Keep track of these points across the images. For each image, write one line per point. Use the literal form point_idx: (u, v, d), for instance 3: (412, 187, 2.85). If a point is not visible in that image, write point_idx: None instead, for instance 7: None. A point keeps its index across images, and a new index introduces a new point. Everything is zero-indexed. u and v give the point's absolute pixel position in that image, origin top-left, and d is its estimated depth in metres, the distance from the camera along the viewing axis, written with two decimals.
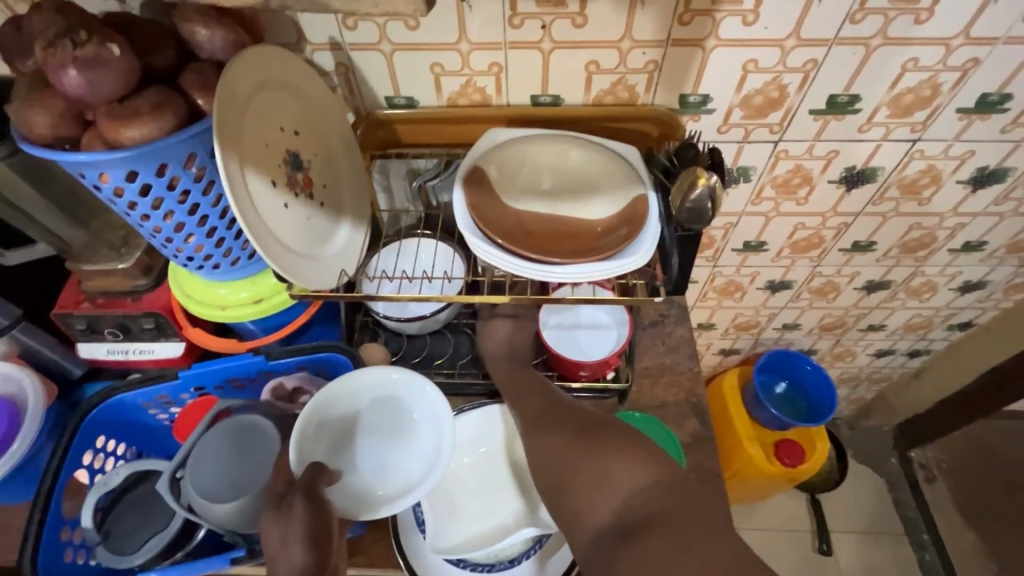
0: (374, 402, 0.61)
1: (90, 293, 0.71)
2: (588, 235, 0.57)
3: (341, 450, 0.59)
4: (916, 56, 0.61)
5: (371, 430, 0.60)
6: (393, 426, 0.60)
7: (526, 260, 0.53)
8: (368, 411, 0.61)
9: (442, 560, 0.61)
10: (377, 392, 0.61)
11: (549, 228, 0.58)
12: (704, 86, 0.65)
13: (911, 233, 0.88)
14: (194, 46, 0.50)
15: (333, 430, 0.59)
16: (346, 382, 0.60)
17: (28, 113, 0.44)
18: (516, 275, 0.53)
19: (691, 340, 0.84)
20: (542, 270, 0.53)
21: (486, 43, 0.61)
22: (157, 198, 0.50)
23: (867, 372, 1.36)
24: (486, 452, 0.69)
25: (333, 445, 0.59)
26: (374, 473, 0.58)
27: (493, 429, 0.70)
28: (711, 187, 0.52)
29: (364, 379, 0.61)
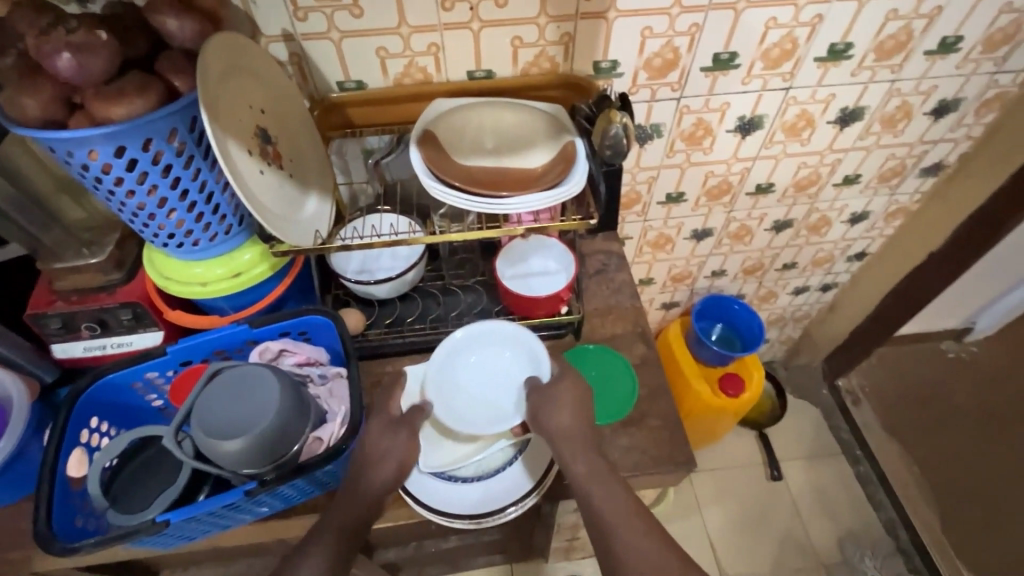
0: (483, 353, 0.74)
1: (63, 292, 0.74)
2: (531, 178, 0.67)
3: (447, 383, 0.72)
4: (774, 16, 0.76)
5: (475, 372, 0.73)
6: (490, 372, 0.73)
7: (482, 200, 0.63)
8: (476, 355, 0.74)
9: (438, 477, 0.70)
10: (485, 343, 0.74)
11: (496, 175, 0.67)
12: (612, 53, 0.77)
13: (800, 173, 1.04)
14: (164, 36, 0.56)
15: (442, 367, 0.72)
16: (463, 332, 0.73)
17: (19, 100, 0.49)
18: (474, 212, 0.63)
19: (632, 281, 0.96)
20: (496, 206, 0.63)
21: (423, 27, 0.70)
22: (142, 172, 0.56)
23: (790, 311, 1.53)
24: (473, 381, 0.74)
25: (449, 375, 0.72)
26: (467, 404, 0.71)
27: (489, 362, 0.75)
28: (623, 125, 0.64)
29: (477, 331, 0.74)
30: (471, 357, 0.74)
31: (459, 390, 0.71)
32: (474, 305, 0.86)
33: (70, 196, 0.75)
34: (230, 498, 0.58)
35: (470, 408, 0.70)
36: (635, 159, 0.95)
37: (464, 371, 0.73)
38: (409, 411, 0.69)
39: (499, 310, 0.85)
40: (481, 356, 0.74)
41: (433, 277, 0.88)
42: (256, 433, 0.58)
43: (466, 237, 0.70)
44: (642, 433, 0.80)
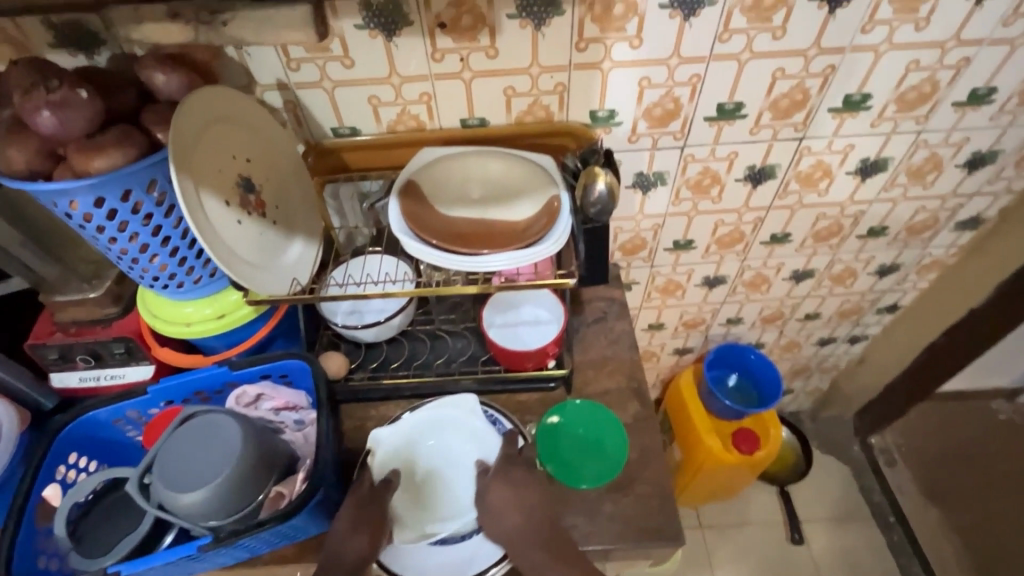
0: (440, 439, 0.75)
1: (62, 324, 0.76)
2: (512, 232, 0.65)
3: (408, 476, 0.72)
4: (781, 66, 0.72)
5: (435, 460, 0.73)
6: (451, 455, 0.73)
7: (458, 256, 0.62)
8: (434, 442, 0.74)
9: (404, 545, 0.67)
10: (440, 425, 0.75)
11: (477, 229, 0.66)
12: (608, 103, 0.75)
13: (820, 223, 0.98)
14: (153, 89, 0.58)
15: (398, 462, 0.73)
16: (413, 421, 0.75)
17: (5, 151, 0.51)
18: (448, 268, 0.61)
19: (631, 332, 0.92)
20: (472, 264, 0.61)
21: (414, 77, 0.70)
22: (123, 221, 0.57)
23: (816, 362, 1.44)
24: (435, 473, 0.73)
25: (409, 458, 0.73)
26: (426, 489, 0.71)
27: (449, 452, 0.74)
28: (608, 183, 0.62)
29: (431, 417, 0.75)
30: (428, 445, 0.74)
31: (421, 483, 0.71)
32: (462, 352, 0.84)
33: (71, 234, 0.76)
34: (183, 553, 0.58)
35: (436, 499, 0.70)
36: (638, 206, 0.92)
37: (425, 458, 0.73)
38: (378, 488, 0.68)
39: (486, 359, 0.83)
40: (438, 442, 0.74)
41: (423, 321, 0.87)
42: (211, 487, 0.57)
43: (449, 291, 0.69)
44: (628, 500, 0.75)
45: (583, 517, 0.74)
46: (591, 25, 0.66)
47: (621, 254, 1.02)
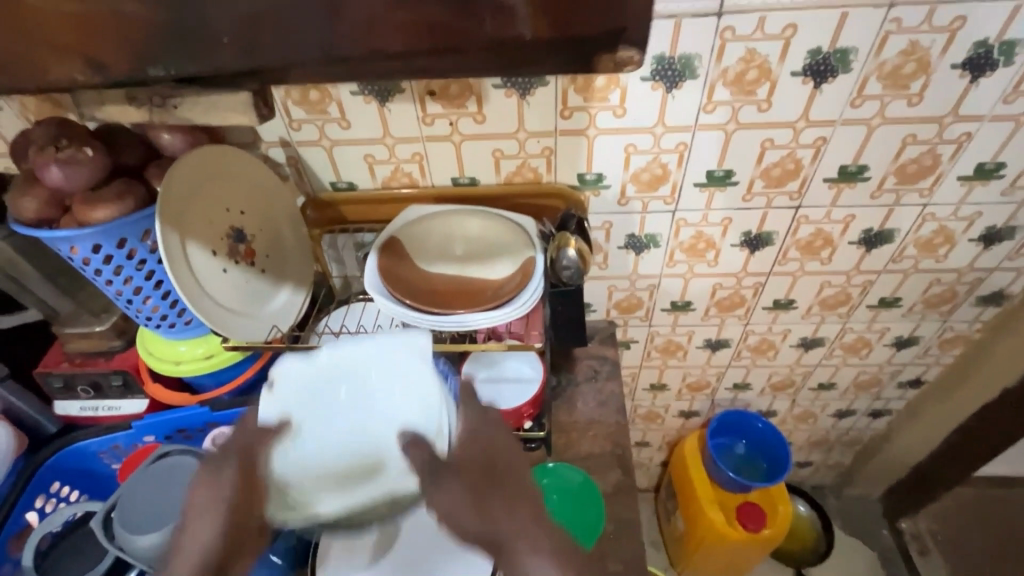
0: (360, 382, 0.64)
1: (70, 354, 0.81)
2: (486, 292, 0.66)
3: (321, 422, 0.62)
4: (770, 137, 0.72)
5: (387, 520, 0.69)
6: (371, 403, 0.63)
7: (429, 314, 0.63)
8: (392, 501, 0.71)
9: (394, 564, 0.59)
10: (363, 365, 0.65)
11: (453, 287, 0.67)
12: (596, 167, 0.76)
13: (825, 291, 0.95)
14: (159, 147, 0.63)
15: (309, 410, 0.63)
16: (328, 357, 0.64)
17: (21, 202, 0.57)
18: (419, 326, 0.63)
19: (620, 395, 0.89)
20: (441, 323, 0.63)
21: (407, 138, 0.73)
22: (118, 266, 0.61)
23: (836, 435, 1.35)
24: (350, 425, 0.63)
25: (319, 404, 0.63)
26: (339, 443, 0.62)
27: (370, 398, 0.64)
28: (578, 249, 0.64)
29: (354, 352, 0.65)
30: (343, 391, 0.64)
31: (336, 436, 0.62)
32: None
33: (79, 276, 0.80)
34: None
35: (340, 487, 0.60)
36: (632, 266, 0.91)
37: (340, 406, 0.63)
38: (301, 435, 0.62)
39: None
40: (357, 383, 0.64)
41: None
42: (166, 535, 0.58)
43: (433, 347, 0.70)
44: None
45: None
46: (574, 94, 0.68)
47: (617, 312, 1.00)
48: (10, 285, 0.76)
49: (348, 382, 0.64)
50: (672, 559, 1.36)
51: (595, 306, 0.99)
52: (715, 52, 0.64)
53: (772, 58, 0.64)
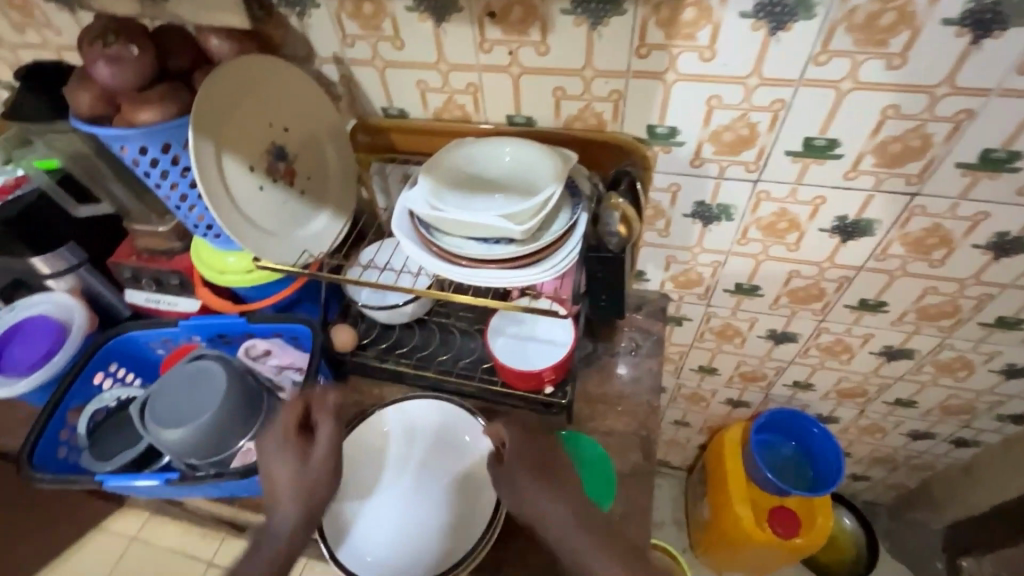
0: (516, 166, 0.62)
1: (138, 250, 0.87)
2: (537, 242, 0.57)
3: (470, 179, 0.62)
4: (895, 103, 0.58)
5: (399, 462, 0.73)
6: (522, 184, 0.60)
7: (464, 266, 0.57)
8: (405, 443, 0.74)
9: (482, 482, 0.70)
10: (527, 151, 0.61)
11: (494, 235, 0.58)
12: (670, 119, 0.66)
13: (927, 299, 0.80)
14: (209, 53, 0.62)
15: (472, 156, 0.62)
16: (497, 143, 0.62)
17: (77, 95, 0.58)
18: (458, 281, 0.57)
19: (658, 373, 0.84)
20: (480, 277, 0.57)
21: (462, 65, 0.67)
22: (164, 170, 0.62)
23: (904, 456, 1.21)
24: (508, 172, 0.62)
25: (484, 161, 0.62)
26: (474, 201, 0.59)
27: (531, 169, 0.61)
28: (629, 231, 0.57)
29: (525, 153, 0.61)
30: (504, 164, 0.62)
31: (479, 186, 0.61)
32: (469, 353, 0.82)
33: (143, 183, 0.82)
34: (155, 480, 0.64)
35: (458, 215, 0.54)
36: (696, 239, 0.81)
37: (495, 176, 0.62)
38: (440, 177, 0.61)
39: (488, 367, 0.80)
40: (516, 165, 0.61)
41: (441, 314, 0.85)
42: (189, 430, 0.62)
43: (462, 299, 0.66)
44: None
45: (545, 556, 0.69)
46: (655, 29, 0.58)
47: (672, 286, 0.92)
48: (88, 179, 0.80)
49: (507, 169, 0.62)
50: (691, 540, 1.32)
51: (649, 275, 0.90)
52: None
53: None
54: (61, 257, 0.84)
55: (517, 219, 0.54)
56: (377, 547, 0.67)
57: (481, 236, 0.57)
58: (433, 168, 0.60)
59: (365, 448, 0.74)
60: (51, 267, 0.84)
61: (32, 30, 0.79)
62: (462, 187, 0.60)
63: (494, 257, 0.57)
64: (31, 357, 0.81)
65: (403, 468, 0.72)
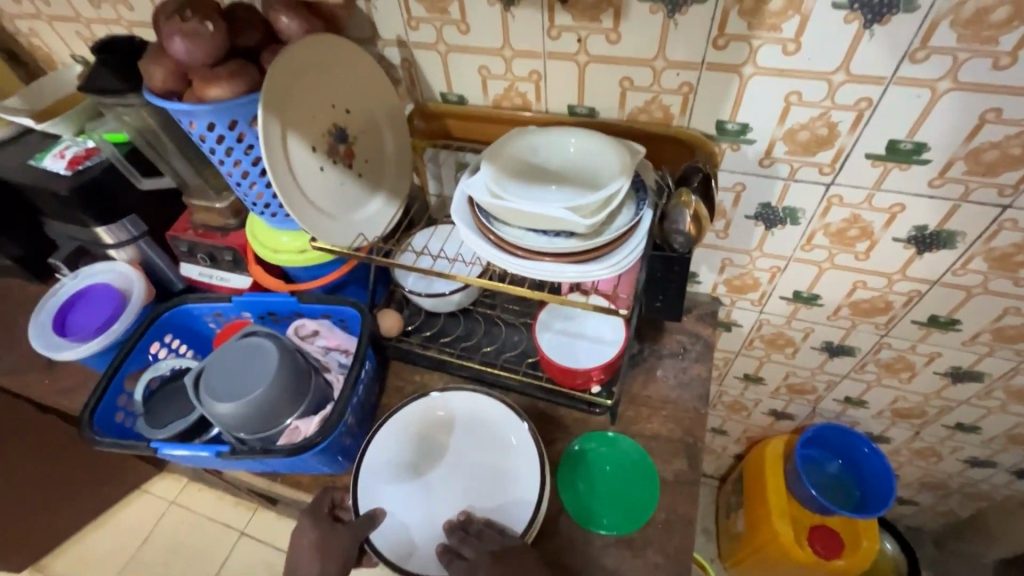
0: (580, 159, 0.60)
1: (195, 224, 0.89)
2: (597, 237, 0.55)
3: (531, 169, 0.60)
4: (998, 107, 0.54)
5: (436, 447, 0.73)
6: (584, 177, 0.59)
7: (521, 256, 0.56)
8: (441, 432, 0.74)
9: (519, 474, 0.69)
10: (591, 144, 0.60)
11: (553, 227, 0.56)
12: (742, 115, 0.63)
13: (1007, 320, 0.75)
14: (278, 31, 0.62)
15: (534, 146, 0.61)
16: (561, 133, 0.61)
17: (151, 69, 0.59)
18: (513, 272, 0.55)
19: (706, 380, 0.81)
20: (537, 269, 0.55)
21: (527, 52, 0.65)
22: (229, 146, 0.63)
23: (958, 483, 1.14)
24: (570, 163, 0.60)
25: (546, 150, 0.61)
26: (534, 192, 0.57)
27: (596, 161, 0.59)
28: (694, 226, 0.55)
29: (589, 145, 0.60)
30: (568, 155, 0.60)
31: (539, 176, 0.60)
32: (514, 346, 0.81)
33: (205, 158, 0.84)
34: (204, 452, 0.64)
35: (522, 205, 0.52)
36: (757, 242, 0.78)
37: (557, 167, 0.60)
38: (502, 164, 0.59)
39: (532, 362, 0.79)
40: (580, 157, 0.60)
41: (486, 306, 0.85)
42: (243, 404, 0.63)
43: (512, 291, 0.64)
44: (636, 564, 0.67)
45: (582, 558, 0.67)
46: (737, 19, 0.55)
47: (725, 290, 0.88)
48: (153, 154, 0.82)
49: (569, 161, 0.60)
50: (721, 551, 1.29)
51: (701, 278, 0.88)
52: None
53: None
54: (123, 228, 0.87)
55: (583, 212, 0.52)
56: (406, 531, 0.67)
57: (542, 227, 0.56)
58: (496, 155, 0.59)
59: (404, 428, 0.74)
60: (115, 237, 0.87)
61: (108, 5, 0.81)
62: (523, 176, 0.59)
63: (553, 250, 0.55)
64: (93, 323, 0.84)
65: (439, 457, 0.72)
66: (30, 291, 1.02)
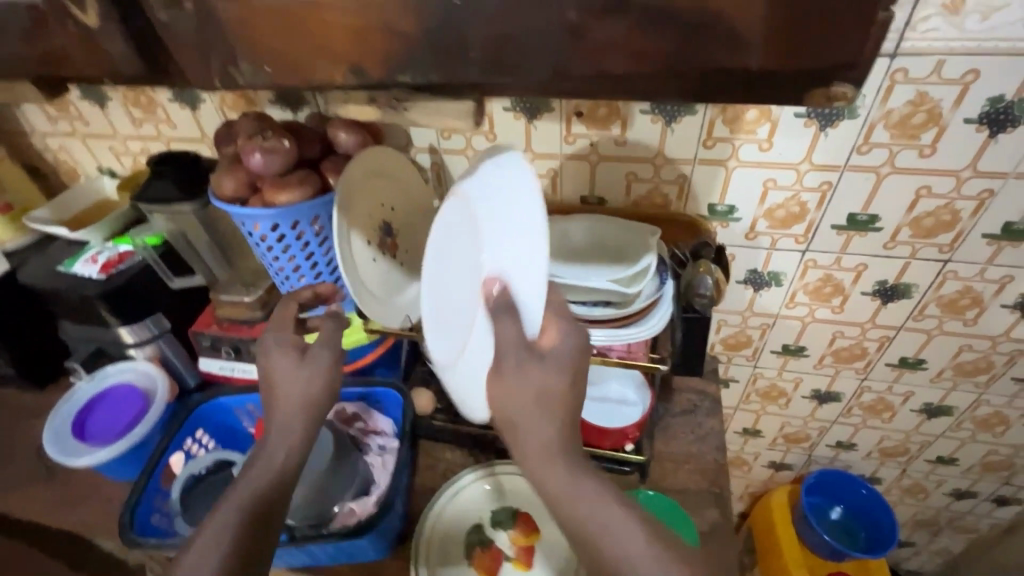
0: (605, 239, 0.69)
1: (219, 318, 0.89)
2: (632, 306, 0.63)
3: (562, 251, 0.69)
4: (928, 184, 0.68)
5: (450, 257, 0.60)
6: (612, 255, 0.68)
7: None
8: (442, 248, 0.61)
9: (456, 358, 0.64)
10: (614, 224, 0.69)
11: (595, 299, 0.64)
12: (728, 198, 0.76)
13: (963, 356, 0.87)
14: (334, 144, 0.70)
15: (563, 232, 0.70)
16: (586, 218, 0.70)
17: (222, 180, 0.65)
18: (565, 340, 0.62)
19: (721, 432, 0.87)
20: (583, 335, 0.62)
21: (546, 154, 0.77)
22: (287, 244, 0.69)
23: (946, 517, 1.22)
24: (598, 242, 0.69)
25: (575, 235, 0.70)
26: (571, 272, 0.65)
27: (623, 242, 0.68)
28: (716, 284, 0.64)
29: (612, 227, 0.69)
30: (594, 235, 0.69)
31: (572, 257, 0.68)
32: None
33: (239, 248, 0.91)
34: None
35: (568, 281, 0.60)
36: (748, 303, 0.89)
37: (587, 248, 0.69)
38: None
39: None
40: (605, 236, 0.69)
41: None
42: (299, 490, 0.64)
43: None
44: None
45: None
46: (721, 125, 0.69)
47: (721, 348, 0.98)
48: (186, 249, 0.87)
49: (598, 242, 0.69)
50: None
51: None
52: (882, 93, 0.62)
53: (945, 104, 0.62)
54: (145, 328, 0.88)
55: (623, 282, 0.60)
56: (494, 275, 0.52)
57: (582, 299, 0.64)
58: None
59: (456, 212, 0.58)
60: (135, 336, 0.88)
61: (150, 124, 0.89)
62: (559, 258, 0.68)
63: (596, 319, 0.62)
64: (115, 427, 0.83)
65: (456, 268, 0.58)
66: (27, 400, 0.98)
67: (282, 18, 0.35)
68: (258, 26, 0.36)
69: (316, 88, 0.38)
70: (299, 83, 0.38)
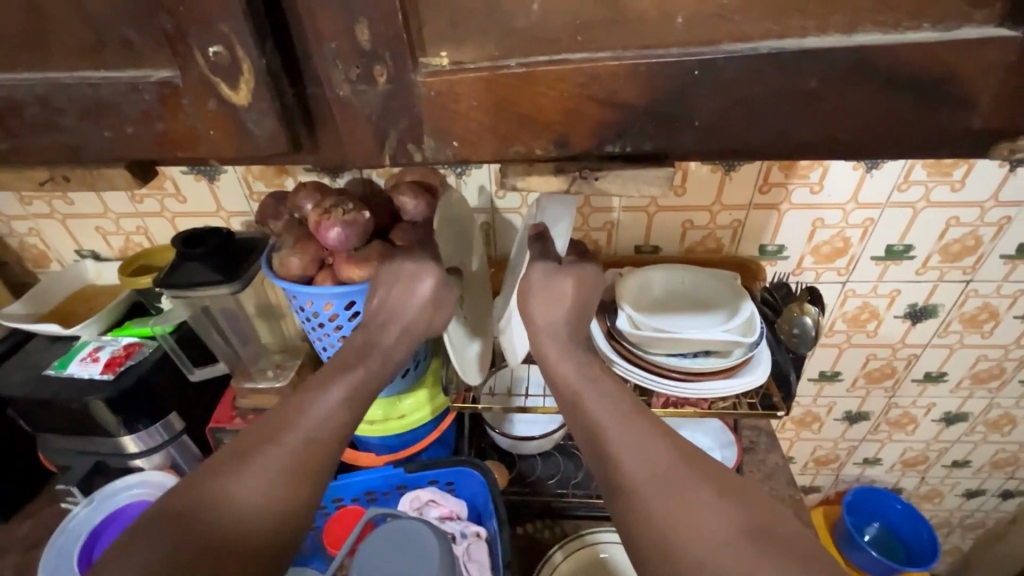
0: (692, 289, 0.70)
1: (243, 410, 0.79)
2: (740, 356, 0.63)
3: (652, 302, 0.69)
4: (956, 215, 0.75)
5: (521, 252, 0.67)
6: (701, 304, 0.69)
7: (678, 380, 0.62)
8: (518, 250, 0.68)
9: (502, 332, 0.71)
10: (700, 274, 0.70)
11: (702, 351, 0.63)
12: (779, 239, 0.79)
13: (980, 364, 0.94)
14: (399, 210, 0.65)
15: (648, 284, 0.70)
16: (670, 270, 0.71)
17: (288, 258, 0.59)
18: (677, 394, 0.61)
19: (785, 467, 0.87)
20: (698, 389, 0.61)
21: (603, 207, 0.77)
22: (358, 321, 0.64)
23: (958, 518, 1.29)
24: (686, 291, 0.70)
25: (662, 286, 0.71)
26: (672, 322, 0.65)
27: (709, 289, 0.70)
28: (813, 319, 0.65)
29: (696, 277, 0.71)
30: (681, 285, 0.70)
31: (663, 309, 0.69)
32: None
33: (266, 321, 0.79)
34: None
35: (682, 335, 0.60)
36: None
37: (675, 297, 0.70)
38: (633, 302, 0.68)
39: None
40: (691, 286, 0.70)
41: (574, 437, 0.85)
42: None
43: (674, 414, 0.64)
44: None
45: None
46: (777, 171, 0.72)
47: None
48: (203, 324, 0.75)
49: (687, 292, 0.70)
50: None
51: None
52: None
53: None
54: (155, 434, 0.75)
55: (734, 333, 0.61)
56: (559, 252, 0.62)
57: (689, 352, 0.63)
58: (625, 296, 0.67)
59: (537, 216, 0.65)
60: (142, 444, 0.75)
61: (154, 198, 0.80)
62: (651, 311, 0.68)
63: (708, 372, 0.62)
64: None
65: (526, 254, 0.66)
66: None
67: (490, 93, 0.33)
68: (459, 101, 0.33)
69: (503, 160, 0.36)
70: (487, 154, 0.35)
